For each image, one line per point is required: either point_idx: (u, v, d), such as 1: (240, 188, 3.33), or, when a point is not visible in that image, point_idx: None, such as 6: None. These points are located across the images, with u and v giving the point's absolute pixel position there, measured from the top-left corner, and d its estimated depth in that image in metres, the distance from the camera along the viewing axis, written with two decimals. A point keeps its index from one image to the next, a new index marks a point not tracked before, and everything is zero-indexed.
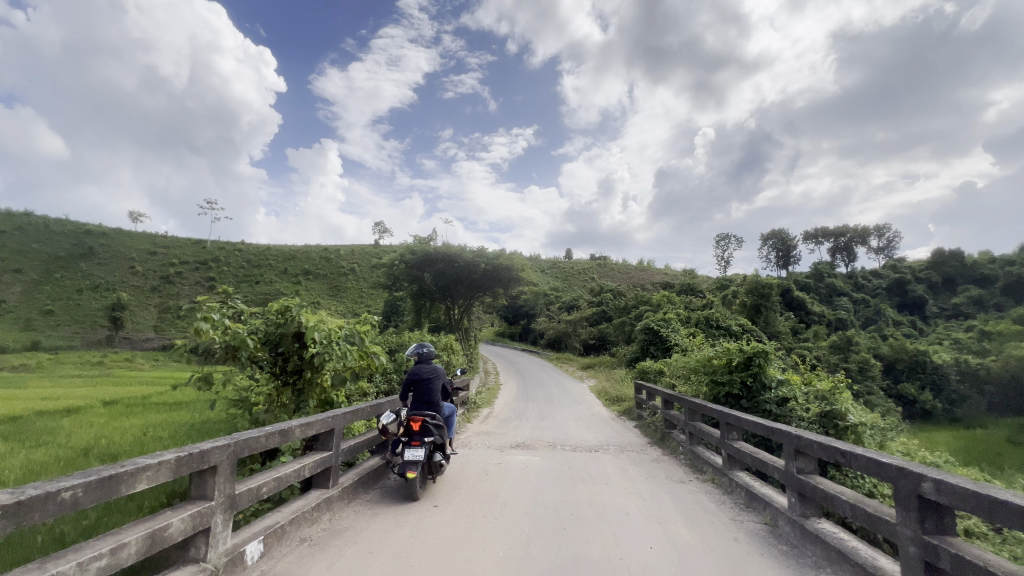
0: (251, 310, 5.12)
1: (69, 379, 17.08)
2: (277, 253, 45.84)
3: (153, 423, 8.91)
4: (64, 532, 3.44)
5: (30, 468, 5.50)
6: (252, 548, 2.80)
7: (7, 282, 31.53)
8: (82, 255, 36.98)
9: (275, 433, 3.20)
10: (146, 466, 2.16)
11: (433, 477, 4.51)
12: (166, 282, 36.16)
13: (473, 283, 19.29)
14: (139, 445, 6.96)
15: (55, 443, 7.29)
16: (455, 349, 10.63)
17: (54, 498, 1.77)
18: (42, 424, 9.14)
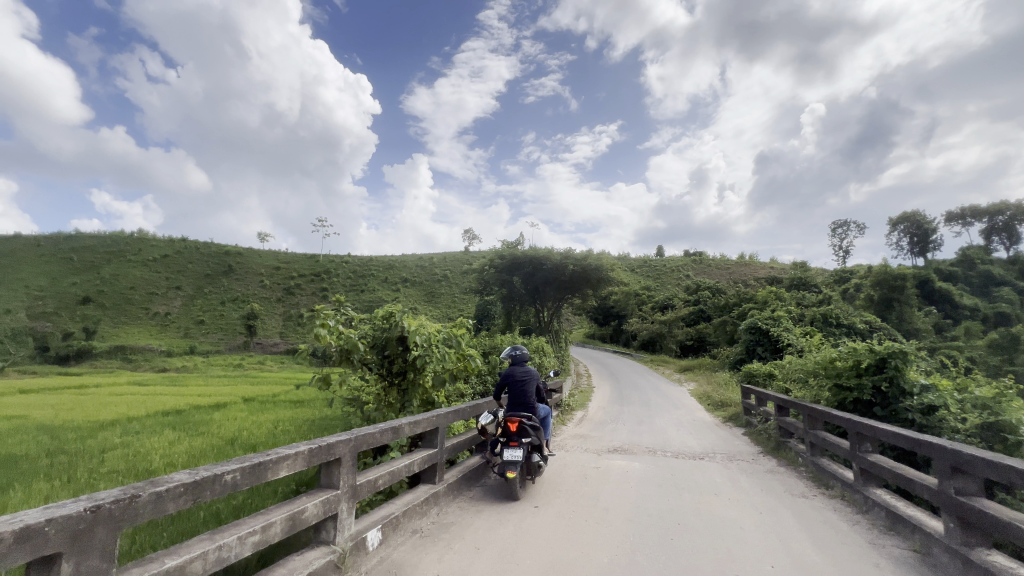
0: (361, 317, 5.60)
1: (218, 378, 20.03)
2: (378, 264, 49.67)
3: (282, 419, 10.13)
4: (220, 510, 4.02)
5: (193, 455, 6.55)
6: (372, 536, 3.06)
7: (171, 296, 37.80)
8: (224, 272, 43.14)
9: (388, 430, 3.48)
10: (285, 455, 2.46)
11: (532, 478, 4.58)
12: (289, 293, 40.87)
13: (561, 285, 19.29)
14: (271, 437, 7.95)
15: (210, 433, 8.60)
16: (546, 352, 10.72)
17: (219, 479, 2.08)
18: (199, 416, 10.81)
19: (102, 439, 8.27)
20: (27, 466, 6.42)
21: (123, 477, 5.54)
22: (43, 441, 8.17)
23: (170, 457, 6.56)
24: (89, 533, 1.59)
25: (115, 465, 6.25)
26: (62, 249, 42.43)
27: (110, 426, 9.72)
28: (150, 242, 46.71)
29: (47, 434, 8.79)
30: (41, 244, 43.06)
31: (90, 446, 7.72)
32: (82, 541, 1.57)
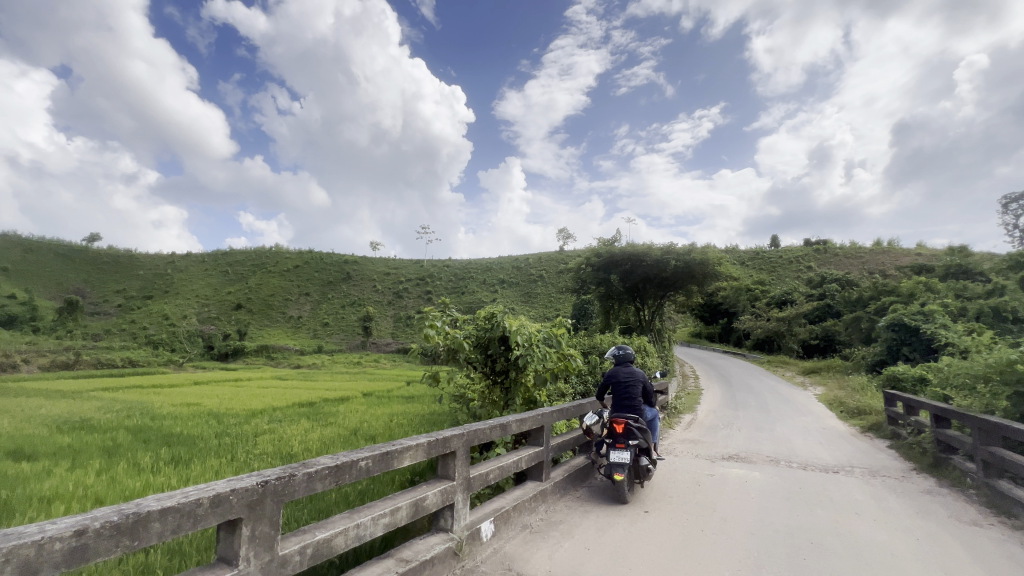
0: (465, 318, 5.86)
1: (342, 375, 22.31)
2: (477, 267, 51.63)
3: (396, 412, 11.04)
4: (349, 493, 4.49)
5: (325, 443, 7.42)
6: (486, 527, 3.20)
7: (302, 301, 43.06)
8: (344, 279, 48.04)
9: (496, 427, 3.61)
10: (409, 446, 2.68)
11: (641, 482, 4.44)
12: (398, 297, 44.28)
13: (663, 282, 18.43)
14: (388, 429, 8.68)
15: (337, 423, 9.66)
16: (649, 351, 10.34)
17: (355, 465, 2.33)
18: (328, 408, 12.19)
19: (255, 425, 9.69)
20: (203, 445, 7.75)
21: (272, 459, 6.44)
22: (212, 425, 9.79)
23: (306, 443, 7.48)
24: (260, 504, 1.87)
25: (265, 448, 7.29)
26: (220, 263, 50.35)
27: (260, 414, 11.36)
28: (285, 254, 53.50)
29: (215, 419, 10.52)
30: (205, 260, 51.55)
31: (247, 430, 9.09)
32: (255, 510, 1.86)
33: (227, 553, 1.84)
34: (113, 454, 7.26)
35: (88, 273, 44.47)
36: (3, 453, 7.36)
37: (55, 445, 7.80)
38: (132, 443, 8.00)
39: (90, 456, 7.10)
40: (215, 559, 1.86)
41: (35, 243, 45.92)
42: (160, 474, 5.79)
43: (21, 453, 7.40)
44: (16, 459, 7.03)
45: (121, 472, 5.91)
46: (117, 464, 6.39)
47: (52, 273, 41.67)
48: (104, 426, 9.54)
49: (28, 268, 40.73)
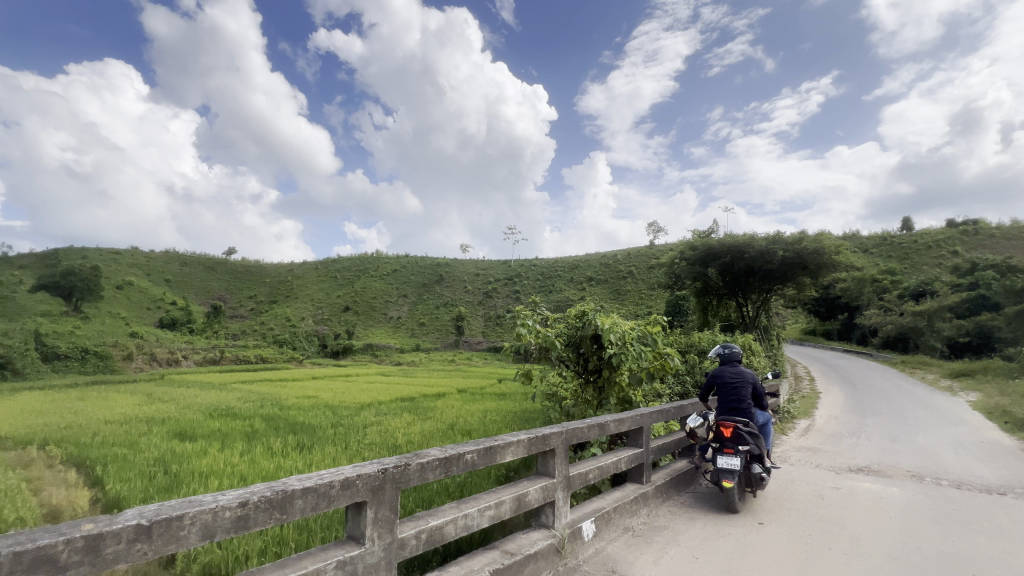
0: (555, 316, 5.86)
1: (438, 372, 23.52)
2: (564, 265, 51.43)
3: (489, 409, 11.42)
4: (449, 485, 4.73)
5: (425, 436, 7.89)
6: (587, 526, 3.18)
7: (401, 302, 46.18)
8: (437, 281, 50.65)
9: (595, 426, 3.57)
10: (510, 441, 2.75)
11: (752, 491, 4.13)
12: (488, 297, 45.69)
13: (769, 275, 16.92)
14: (482, 425, 8.99)
15: (436, 418, 10.25)
16: (756, 350, 9.55)
17: (461, 458, 2.44)
18: (427, 403, 12.99)
19: (364, 417, 10.59)
20: (322, 434, 8.63)
21: (379, 449, 6.99)
22: (328, 416, 10.88)
23: (409, 436, 8.01)
24: (381, 490, 2.04)
25: (373, 438, 7.93)
26: (330, 269, 55.66)
27: (369, 407, 12.40)
28: (384, 260, 57.67)
29: (330, 411, 11.66)
30: (318, 267, 57.39)
31: (358, 422, 9.95)
32: (377, 494, 2.03)
33: (354, 532, 2.03)
34: (252, 438, 8.40)
35: (227, 281, 51.64)
36: (173, 434, 8.85)
37: (208, 429, 9.18)
38: (266, 429, 9.16)
39: (235, 439, 8.28)
40: (346, 537, 2.06)
41: (187, 257, 54.31)
42: (288, 458, 6.56)
43: (185, 434, 8.82)
44: (181, 439, 8.40)
45: (259, 454, 6.80)
46: (256, 448, 7.35)
47: (201, 283, 49.00)
48: (244, 414, 11.04)
49: (184, 279, 48.31)
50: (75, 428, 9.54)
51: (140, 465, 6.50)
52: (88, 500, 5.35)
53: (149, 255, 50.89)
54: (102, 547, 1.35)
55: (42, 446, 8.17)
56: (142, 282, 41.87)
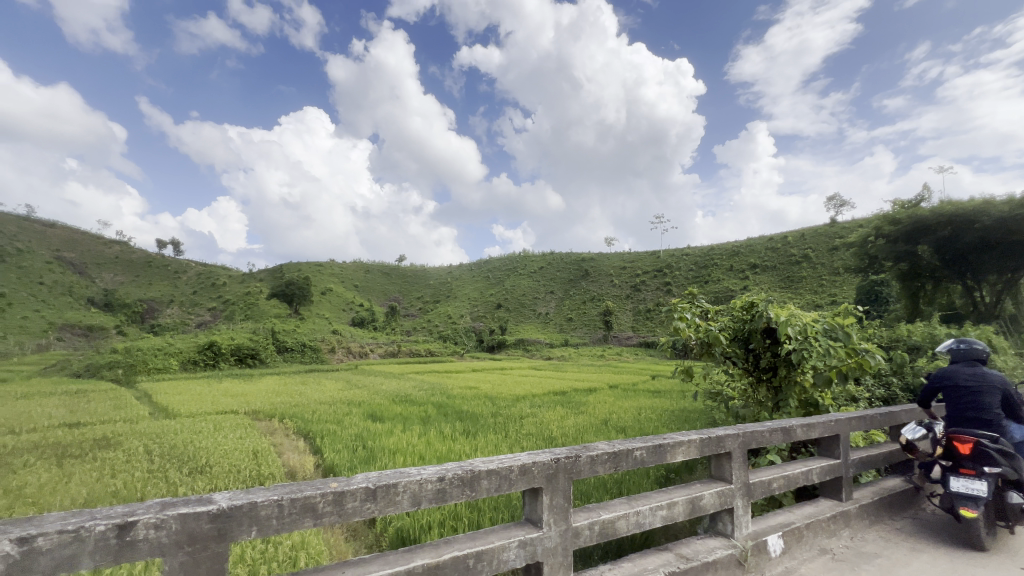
0: (716, 308, 5.37)
1: (588, 367, 23.55)
2: (721, 252, 46.97)
3: (644, 406, 11.05)
4: (608, 482, 4.73)
5: (580, 429, 8.01)
6: (774, 541, 2.86)
7: (549, 298, 47.50)
8: (583, 276, 50.85)
9: (778, 430, 3.18)
10: (682, 440, 2.62)
11: (1008, 525, 3.25)
12: (636, 290, 44.28)
13: (1016, 248, 13.13)
14: (637, 422, 8.75)
15: (589, 412, 10.30)
16: (1001, 346, 7.43)
17: (629, 455, 2.39)
18: (579, 397, 13.19)
19: (520, 409, 11.16)
20: (485, 422, 9.37)
21: (536, 440, 7.29)
22: (489, 406, 11.77)
23: (563, 428, 8.18)
24: (555, 478, 2.13)
25: (530, 429, 8.29)
26: (483, 270, 59.89)
27: (524, 399, 13.09)
28: (532, 258, 59.89)
29: (490, 401, 12.59)
30: (473, 268, 62.31)
31: (515, 412, 10.53)
32: (552, 482, 2.12)
33: (532, 516, 2.16)
34: (428, 422, 9.55)
35: (400, 285, 59.42)
36: (369, 415, 10.56)
37: (393, 413, 10.70)
38: (437, 415, 10.30)
39: (415, 422, 9.50)
40: (524, 520, 2.20)
41: (370, 266, 63.94)
42: (457, 442, 7.28)
43: (376, 416, 10.42)
44: (374, 420, 9.98)
45: (433, 437, 7.66)
46: (431, 431, 8.30)
47: (381, 287, 57.27)
48: (420, 401, 12.61)
49: (368, 284, 57.01)
50: (302, 406, 12.02)
51: (346, 439, 7.87)
52: (313, 465, 6.72)
53: (343, 265, 61.28)
54: (344, 502, 1.67)
55: (281, 418, 10.48)
56: (339, 288, 50.59)
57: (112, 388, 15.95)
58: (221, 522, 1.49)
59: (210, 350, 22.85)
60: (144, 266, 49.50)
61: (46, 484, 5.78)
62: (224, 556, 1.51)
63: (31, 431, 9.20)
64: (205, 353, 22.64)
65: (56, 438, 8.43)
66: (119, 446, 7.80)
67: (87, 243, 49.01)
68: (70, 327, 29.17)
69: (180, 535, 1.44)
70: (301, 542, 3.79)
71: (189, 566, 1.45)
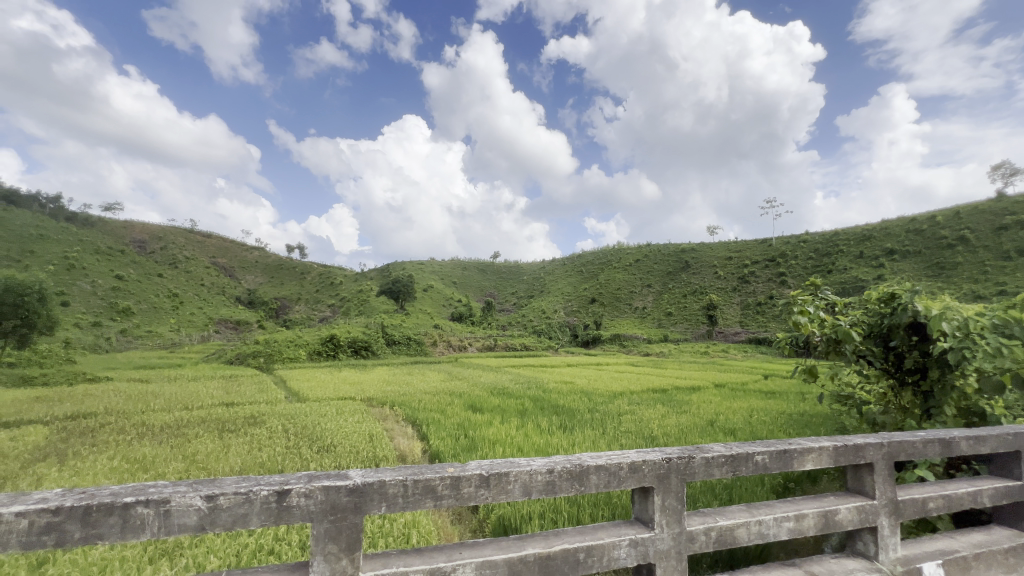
0: (846, 301, 4.73)
1: (690, 364, 22.30)
2: (848, 236, 41.40)
3: (756, 407, 10.17)
4: (719, 489, 4.45)
5: (682, 429, 7.61)
6: (931, 570, 2.47)
7: (645, 292, 45.69)
8: (683, 268, 48.15)
9: (935, 442, 2.72)
10: (812, 447, 2.36)
11: None
12: (743, 282, 40.88)
13: None
14: (750, 425, 8.09)
15: (692, 412, 9.73)
16: None
17: (750, 459, 2.22)
18: (680, 396, 12.53)
19: (617, 405, 10.92)
20: (582, 417, 9.31)
21: (636, 439, 7.06)
22: (586, 401, 11.67)
23: (665, 428, 7.83)
24: (666, 478, 2.04)
25: (629, 427, 8.07)
26: (577, 264, 59.38)
27: (622, 395, 12.78)
28: (626, 251, 57.98)
29: (587, 396, 12.49)
30: (566, 263, 61.98)
31: (612, 409, 10.31)
32: (663, 482, 2.04)
33: (643, 515, 2.11)
34: (525, 415, 9.75)
35: (495, 281, 61.18)
36: (469, 406, 11.05)
37: (492, 404, 11.07)
38: (534, 409, 10.45)
39: (513, 415, 9.75)
40: (634, 519, 2.15)
41: (467, 263, 66.71)
42: (554, 436, 7.33)
43: (476, 407, 10.85)
44: (475, 411, 10.41)
45: (530, 430, 7.79)
46: (528, 424, 8.44)
47: (477, 284, 59.48)
48: (515, 394, 12.93)
49: (466, 281, 59.58)
50: (408, 396, 12.93)
51: (449, 428, 8.32)
52: (420, 451, 7.21)
53: (443, 263, 64.66)
54: (461, 487, 1.76)
55: (391, 406, 11.41)
56: (439, 285, 53.49)
57: (255, 374, 18.62)
58: (357, 496, 1.65)
59: (331, 342, 25.60)
60: (277, 268, 56.79)
61: (211, 453, 6.92)
62: (359, 528, 1.66)
63: (200, 408, 11.10)
64: (327, 345, 25.40)
65: (216, 415, 10.05)
66: (263, 424, 9.08)
67: (234, 250, 57.50)
68: (224, 321, 34.51)
69: (325, 505, 1.62)
70: (413, 521, 4.11)
71: (331, 533, 1.63)
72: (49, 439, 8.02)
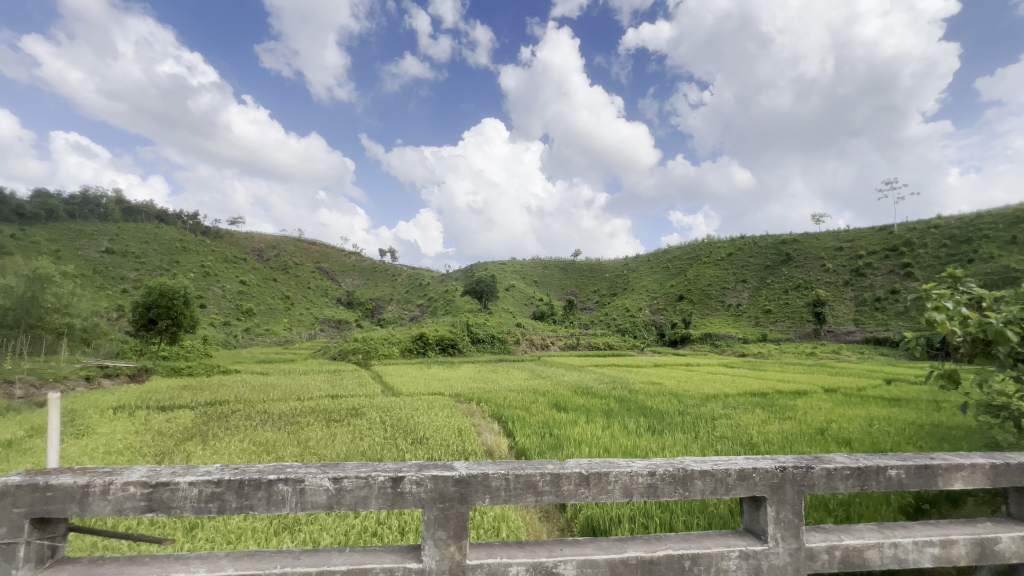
0: (996, 295, 4.01)
1: (793, 366, 20.44)
2: (995, 218, 35.19)
3: (877, 416, 9.01)
4: (834, 504, 4.04)
5: (787, 437, 6.97)
6: None
7: (740, 288, 42.51)
8: (783, 261, 44.14)
9: None
10: (960, 464, 2.05)
11: None
12: (858, 275, 36.49)
13: None
14: (870, 435, 7.19)
15: (799, 419, 8.88)
16: None
17: (883, 473, 1.99)
18: (783, 400, 11.48)
19: (711, 409, 10.29)
20: (672, 420, 8.90)
21: (733, 445, 6.61)
22: (676, 403, 11.14)
23: (766, 435, 7.22)
24: (782, 489, 1.90)
25: (725, 432, 7.57)
26: (662, 259, 56.88)
27: (716, 398, 12.02)
28: (717, 244, 54.38)
29: (677, 398, 11.92)
30: (651, 259, 59.52)
31: (706, 413, 9.72)
32: (777, 492, 1.89)
33: (753, 527, 1.98)
34: (610, 416, 9.54)
35: (576, 280, 60.57)
36: (553, 404, 11.07)
37: (576, 404, 10.99)
38: (621, 409, 10.20)
39: (598, 415, 9.59)
40: (743, 529, 2.03)
41: (548, 262, 66.79)
42: (642, 438, 7.09)
43: (560, 406, 10.84)
44: (559, 410, 10.40)
45: (617, 431, 7.62)
46: (614, 425, 8.27)
47: (559, 282, 59.33)
48: (599, 394, 12.72)
49: (548, 280, 59.80)
50: (494, 393, 13.27)
51: (535, 426, 8.39)
52: (507, 447, 7.37)
53: (524, 262, 65.47)
54: (560, 484, 1.78)
55: (478, 402, 11.80)
56: (521, 284, 54.24)
57: (355, 369, 20.22)
58: (463, 486, 1.74)
59: (421, 340, 27.02)
60: (372, 270, 61.20)
61: (321, 440, 7.66)
62: (466, 517, 1.75)
63: (311, 398, 12.35)
64: (417, 343, 26.86)
65: (324, 406, 11.10)
66: (363, 415, 9.85)
67: (335, 256, 62.91)
68: (328, 321, 37.91)
69: (434, 493, 1.73)
70: (502, 515, 4.21)
71: (440, 519, 1.73)
72: (196, 421, 9.42)
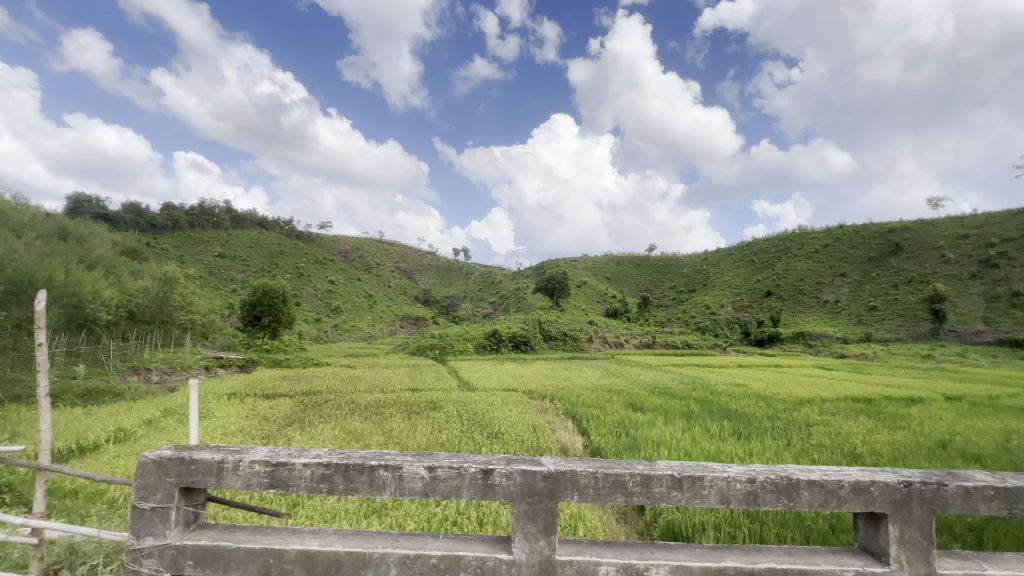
0: None
1: (905, 370, 18.17)
2: None
3: (1014, 429, 7.76)
4: (962, 526, 3.55)
5: (899, 449, 6.23)
6: None
7: (838, 283, 38.59)
8: (892, 252, 39.40)
9: None
10: None
11: None
12: (988, 267, 31.59)
13: None
14: (1006, 451, 6.20)
15: (914, 429, 7.87)
16: None
17: None
18: (892, 408, 10.27)
19: (805, 414, 9.47)
20: (761, 425, 8.30)
21: (832, 454, 6.04)
22: (763, 407, 10.38)
23: (872, 445, 6.51)
24: (906, 505, 1.70)
25: (822, 440, 6.93)
26: (747, 253, 53.07)
27: (810, 403, 11.02)
28: (811, 234, 49.61)
29: (764, 402, 11.10)
30: (734, 252, 55.84)
31: (800, 418, 8.94)
32: (901, 510, 1.70)
33: (871, 546, 1.80)
34: (691, 417, 9.11)
35: (652, 275, 58.41)
36: (627, 404, 10.81)
37: (653, 404, 10.63)
38: (702, 412, 9.67)
39: (677, 416, 9.19)
40: (858, 547, 1.84)
41: (621, 258, 65.02)
42: (726, 442, 6.70)
43: (636, 406, 10.55)
44: (635, 409, 10.12)
45: (698, 434, 7.27)
46: (695, 427, 7.88)
47: (633, 278, 57.60)
48: (677, 394, 12.20)
49: (621, 276, 58.27)
50: (566, 390, 13.22)
51: (610, 425, 8.23)
52: (582, 445, 7.32)
53: (596, 259, 64.33)
54: (651, 485, 1.74)
55: (551, 399, 11.83)
56: (593, 280, 53.44)
57: (432, 364, 21.11)
58: (551, 482, 1.75)
59: (494, 337, 27.53)
60: (447, 269, 63.41)
61: (403, 430, 8.11)
62: (554, 513, 1.75)
63: (393, 391, 13.11)
64: (490, 339, 27.41)
65: (405, 398, 11.73)
66: (441, 408, 10.27)
67: (413, 256, 66.00)
68: (407, 318, 39.88)
69: (524, 487, 1.76)
70: (579, 514, 4.17)
71: (529, 513, 1.76)
72: (294, 408, 10.42)
